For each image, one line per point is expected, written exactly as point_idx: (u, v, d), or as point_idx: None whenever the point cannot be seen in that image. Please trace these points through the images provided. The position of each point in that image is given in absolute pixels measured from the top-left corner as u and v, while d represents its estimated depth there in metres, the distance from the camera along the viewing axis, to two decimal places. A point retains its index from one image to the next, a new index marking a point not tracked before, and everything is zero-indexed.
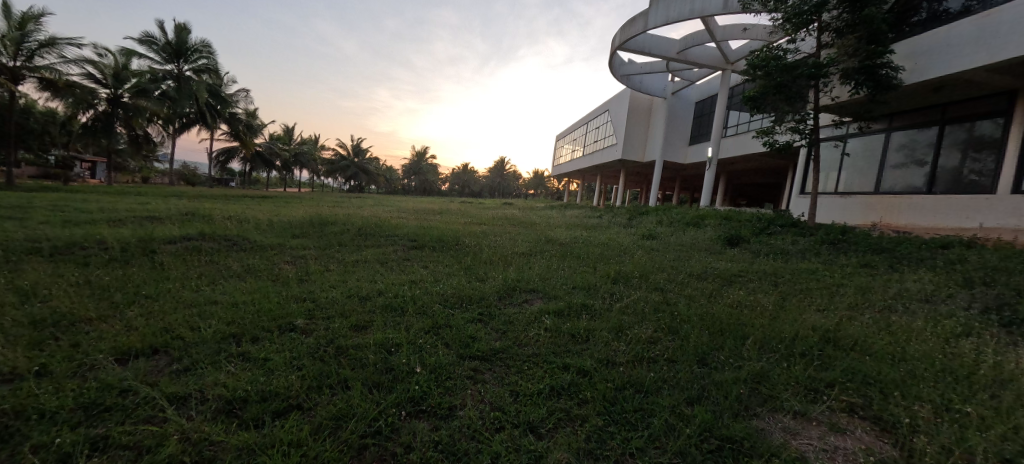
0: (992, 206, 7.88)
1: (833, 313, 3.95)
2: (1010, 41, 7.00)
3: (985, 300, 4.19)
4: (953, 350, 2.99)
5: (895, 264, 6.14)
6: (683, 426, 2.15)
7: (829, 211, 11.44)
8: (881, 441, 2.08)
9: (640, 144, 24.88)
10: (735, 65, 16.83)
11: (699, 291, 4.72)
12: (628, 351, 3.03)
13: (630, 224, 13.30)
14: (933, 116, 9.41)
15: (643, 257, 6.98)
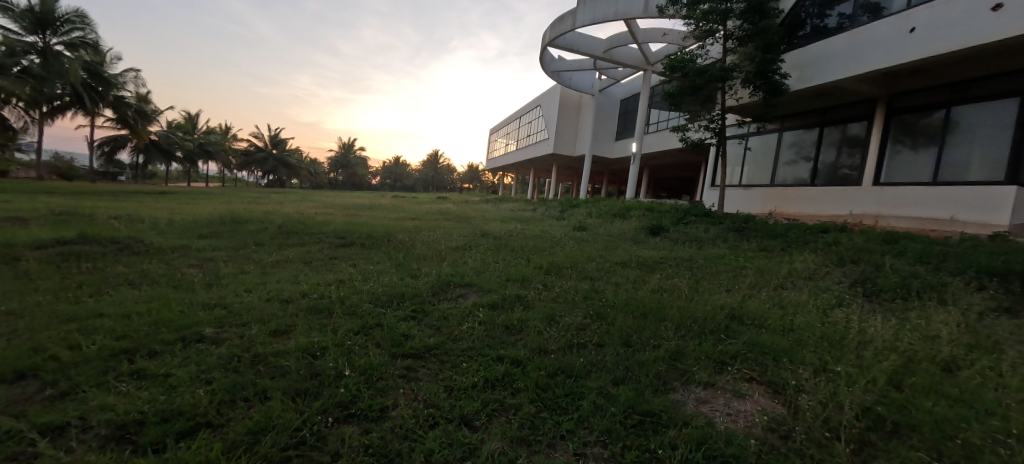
0: (860, 196, 9.27)
1: (737, 293, 4.41)
2: (873, 56, 8.25)
3: (853, 275, 4.94)
4: (829, 319, 3.50)
5: (786, 247, 7.00)
6: (609, 406, 2.27)
7: (734, 202, 12.72)
8: (774, 402, 2.37)
9: (570, 139, 25.71)
10: (655, 66, 17.91)
11: (624, 278, 5.01)
12: (560, 338, 3.15)
13: (562, 216, 13.74)
14: (816, 118, 10.80)
15: (575, 248, 7.25)
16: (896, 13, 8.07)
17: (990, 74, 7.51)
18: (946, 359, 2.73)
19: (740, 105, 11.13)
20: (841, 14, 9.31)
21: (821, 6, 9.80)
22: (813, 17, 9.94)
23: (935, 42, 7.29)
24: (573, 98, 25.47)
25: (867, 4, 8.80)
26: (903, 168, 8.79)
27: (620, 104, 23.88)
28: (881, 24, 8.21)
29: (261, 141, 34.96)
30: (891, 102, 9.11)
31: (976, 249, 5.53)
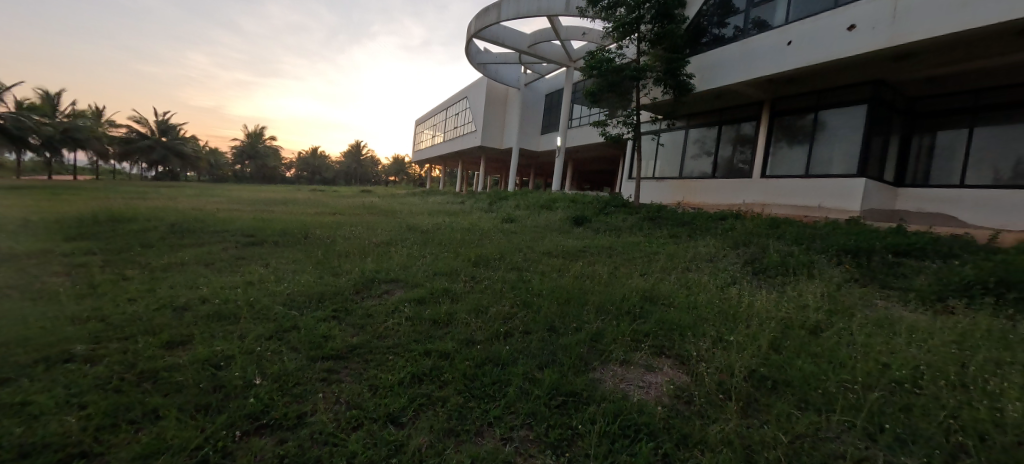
0: (751, 187, 10.54)
1: (651, 276, 4.79)
2: (761, 64, 9.35)
3: (746, 257, 5.60)
4: (726, 296, 3.94)
5: (692, 233, 7.73)
6: (534, 389, 2.36)
7: (649, 193, 13.73)
8: (680, 373, 2.62)
9: (497, 132, 25.83)
10: (577, 63, 18.59)
11: (551, 267, 5.19)
12: (488, 329, 3.19)
13: (490, 209, 13.80)
14: (715, 118, 11.98)
15: (503, 239, 7.34)
16: (778, 27, 9.22)
17: (846, 84, 8.90)
18: (813, 323, 3.22)
19: (652, 103, 11.99)
20: (735, 26, 10.34)
21: (719, 16, 10.79)
22: (712, 27, 10.93)
23: (807, 55, 8.48)
24: (500, 91, 25.59)
25: (755, 19, 9.88)
26: (784, 163, 10.11)
27: (545, 98, 24.48)
28: (766, 36, 9.33)
29: (145, 127, 30.40)
30: (774, 105, 10.40)
31: (838, 231, 6.54)
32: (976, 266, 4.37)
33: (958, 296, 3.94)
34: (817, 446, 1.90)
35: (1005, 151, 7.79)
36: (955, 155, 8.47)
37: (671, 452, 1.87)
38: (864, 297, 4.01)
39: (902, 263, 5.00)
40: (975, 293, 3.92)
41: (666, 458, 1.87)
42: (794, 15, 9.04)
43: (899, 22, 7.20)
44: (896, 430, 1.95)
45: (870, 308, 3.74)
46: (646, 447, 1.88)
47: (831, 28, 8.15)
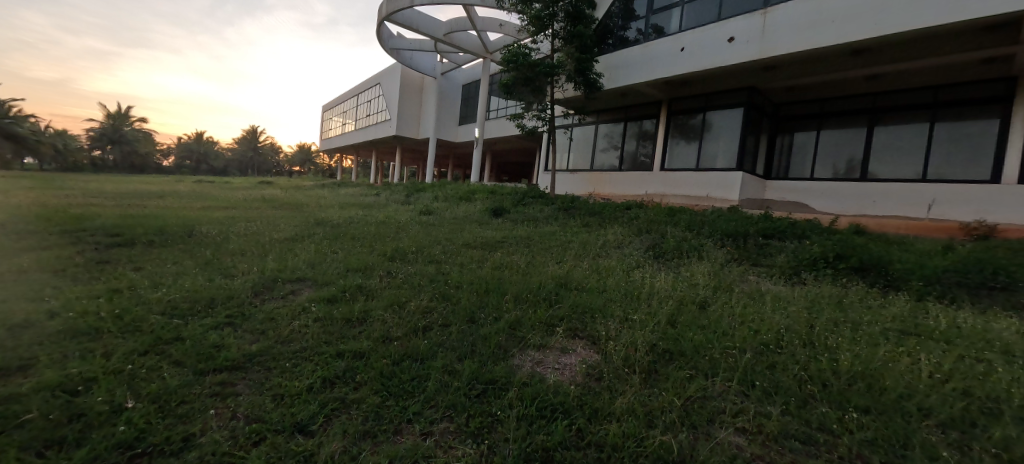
0: (652, 179, 11.57)
1: (565, 263, 5.03)
2: (660, 66, 10.21)
3: (648, 243, 6.14)
4: (631, 279, 4.29)
5: (602, 222, 8.24)
6: (454, 381, 2.36)
7: (563, 184, 14.33)
8: (591, 353, 2.81)
9: (413, 121, 24.95)
10: (493, 55, 18.63)
11: (470, 259, 5.18)
12: (406, 324, 3.11)
13: (407, 201, 13.35)
14: (621, 114, 12.87)
15: (421, 232, 7.15)
16: (673, 34, 10.15)
17: (728, 88, 10.13)
18: (701, 299, 3.65)
19: (564, 99, 12.50)
20: (637, 29, 11.14)
21: (623, 19, 11.54)
22: (618, 29, 11.66)
23: (697, 61, 9.48)
24: (415, 79, 24.72)
25: (654, 24, 10.74)
26: (679, 157, 11.19)
27: (461, 89, 24.23)
28: (663, 41, 10.22)
29: None
30: (670, 104, 11.46)
31: (723, 218, 7.44)
32: (822, 244, 5.28)
33: (809, 270, 4.74)
34: (704, 405, 2.16)
35: (843, 150, 9.62)
36: (809, 154, 10.28)
37: (584, 426, 1.98)
38: (741, 274, 4.64)
39: (770, 244, 5.86)
40: (821, 266, 4.74)
41: (579, 432, 1.98)
42: (686, 24, 10.01)
43: (768, 38, 8.38)
44: (763, 384, 2.30)
45: (745, 283, 4.35)
46: (561, 424, 1.97)
47: (716, 39, 9.20)
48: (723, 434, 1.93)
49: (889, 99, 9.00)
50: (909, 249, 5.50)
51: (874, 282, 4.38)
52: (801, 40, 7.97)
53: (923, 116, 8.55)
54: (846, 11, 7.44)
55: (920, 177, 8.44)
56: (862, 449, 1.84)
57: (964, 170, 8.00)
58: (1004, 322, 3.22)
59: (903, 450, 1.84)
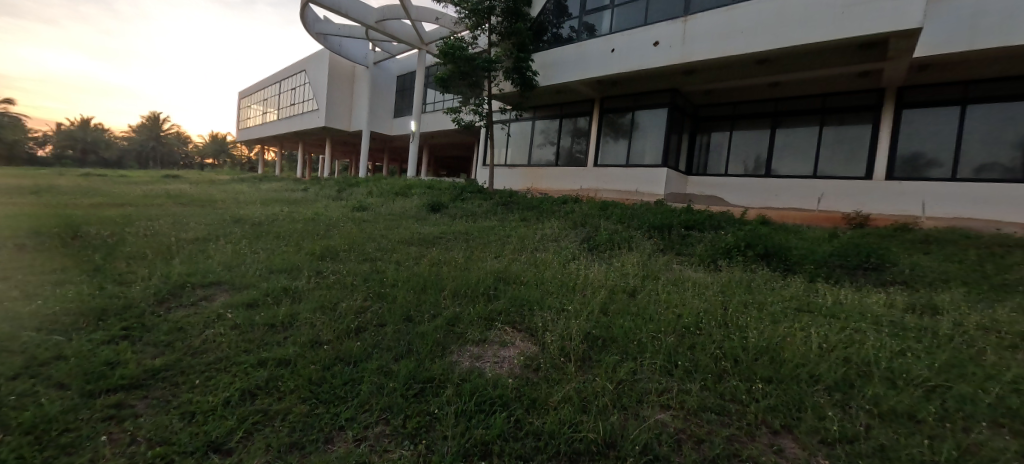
0: (586, 175, 12.01)
1: (503, 258, 5.07)
2: (593, 66, 10.57)
3: (583, 236, 6.38)
4: (567, 271, 4.42)
5: (540, 216, 8.41)
6: (390, 382, 2.28)
7: (501, 179, 14.38)
8: (529, 345, 2.86)
9: (344, 112, 23.63)
10: (429, 46, 18.15)
11: (407, 256, 5.03)
12: (337, 326, 2.94)
13: (338, 197, 12.64)
14: (556, 111, 13.18)
15: (354, 229, 6.80)
16: (604, 35, 10.56)
17: (654, 89, 10.77)
18: (631, 288, 3.86)
19: (501, 94, 12.53)
20: (571, 28, 11.43)
21: (557, 18, 11.78)
22: (552, 27, 11.88)
23: (627, 62, 9.96)
24: (345, 68, 23.40)
25: (586, 25, 11.09)
26: (610, 153, 11.69)
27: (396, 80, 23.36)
28: (595, 41, 10.60)
29: None
30: (603, 103, 11.94)
31: (651, 211, 7.91)
32: (735, 234, 5.82)
33: (725, 257, 5.20)
34: (634, 387, 2.29)
35: (751, 149, 10.66)
36: (723, 152, 11.18)
37: (522, 417, 2.01)
38: (666, 264, 4.98)
39: (692, 235, 6.35)
40: (734, 254, 5.23)
41: (518, 423, 2.01)
42: (616, 26, 10.47)
43: (689, 44, 9.03)
44: (684, 364, 2.49)
45: (670, 271, 4.67)
46: (500, 417, 1.99)
47: (643, 42, 9.72)
48: (650, 413, 2.06)
49: (788, 104, 10.13)
50: (805, 237, 6.24)
51: (777, 267, 4.91)
52: (716, 48, 8.69)
53: (814, 120, 9.77)
54: (753, 24, 8.23)
55: (813, 174, 9.65)
56: (767, 416, 2.06)
57: (846, 168, 9.27)
58: (874, 297, 3.78)
59: (799, 412, 2.08)
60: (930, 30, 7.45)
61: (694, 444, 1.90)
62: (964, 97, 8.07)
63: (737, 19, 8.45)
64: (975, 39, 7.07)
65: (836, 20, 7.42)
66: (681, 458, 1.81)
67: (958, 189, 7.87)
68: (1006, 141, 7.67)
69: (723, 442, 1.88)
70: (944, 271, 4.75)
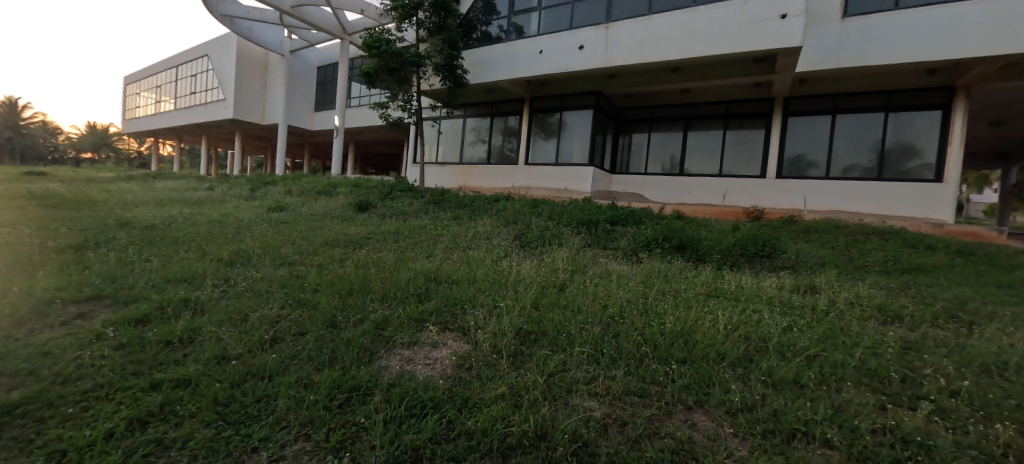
0: (518, 173, 12.20)
1: (435, 257, 4.97)
2: (522, 66, 10.73)
3: (515, 233, 6.47)
4: (499, 268, 4.45)
5: (473, 214, 8.36)
6: (310, 394, 2.12)
7: (433, 177, 14.08)
8: (462, 344, 2.83)
9: (256, 104, 21.64)
10: (352, 37, 17.22)
11: (331, 258, 4.74)
12: (249, 338, 2.68)
13: (250, 196, 11.54)
14: (487, 109, 13.19)
15: (270, 231, 6.25)
16: (532, 36, 10.76)
17: (580, 91, 11.20)
18: (561, 282, 3.99)
19: (430, 91, 12.26)
20: (500, 27, 11.49)
21: (486, 16, 11.77)
22: (482, 24, 11.85)
23: (554, 64, 10.26)
24: (257, 55, 21.41)
25: (515, 25, 11.21)
26: (540, 152, 11.96)
27: (316, 71, 21.86)
28: (523, 42, 10.77)
29: None
30: (532, 103, 12.17)
31: (579, 208, 8.24)
32: (654, 228, 6.26)
33: (646, 250, 5.57)
34: (564, 377, 2.36)
35: (667, 149, 11.51)
36: (643, 151, 11.94)
37: (454, 418, 1.98)
38: (594, 258, 5.22)
39: (616, 230, 6.72)
40: (654, 247, 5.62)
41: (450, 424, 1.98)
42: (544, 28, 10.72)
43: (611, 49, 9.53)
44: (609, 352, 2.62)
45: (597, 264, 4.91)
46: (432, 420, 1.94)
47: (569, 45, 10.08)
48: (579, 401, 2.14)
49: (697, 109, 11.08)
50: (713, 230, 6.90)
51: (690, 257, 5.37)
52: (635, 55, 9.27)
53: (719, 123, 10.79)
54: (667, 34, 8.90)
55: (718, 173, 10.70)
56: (682, 394, 2.24)
57: (747, 168, 10.39)
58: (768, 281, 4.28)
59: (709, 388, 2.29)
60: (808, 49, 8.60)
61: (619, 427, 2.01)
62: (834, 107, 9.45)
63: (652, 28, 9.07)
64: (842, 58, 8.34)
65: (735, 35, 8.26)
66: (607, 441, 1.90)
67: (830, 186, 9.29)
68: (865, 145, 9.13)
69: (645, 422, 2.01)
70: (821, 257, 5.53)
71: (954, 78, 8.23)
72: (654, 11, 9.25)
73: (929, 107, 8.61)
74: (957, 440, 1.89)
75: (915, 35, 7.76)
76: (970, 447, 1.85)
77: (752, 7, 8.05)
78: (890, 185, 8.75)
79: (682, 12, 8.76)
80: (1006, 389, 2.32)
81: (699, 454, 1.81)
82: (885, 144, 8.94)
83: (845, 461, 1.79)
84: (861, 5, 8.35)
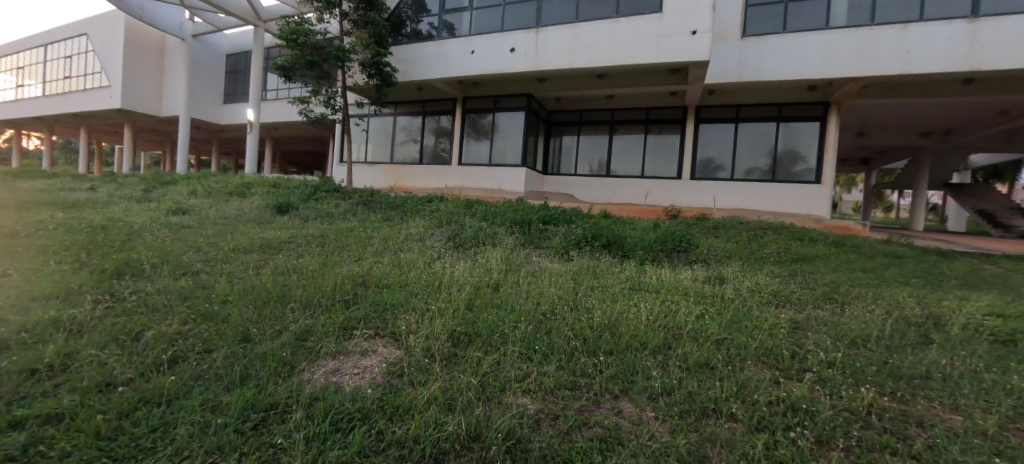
0: (451, 173, 12.09)
1: (363, 261, 4.75)
2: (454, 66, 10.63)
3: (449, 233, 6.40)
4: (432, 270, 4.37)
5: (404, 216, 8.11)
6: (218, 417, 1.91)
7: (362, 177, 13.42)
8: (392, 350, 2.73)
9: (151, 93, 19.14)
10: (267, 24, 15.86)
11: (245, 266, 4.33)
12: (142, 360, 2.36)
13: (144, 197, 10.16)
14: (418, 108, 12.87)
15: (169, 237, 5.56)
16: (463, 36, 10.69)
17: (512, 92, 11.36)
18: (494, 282, 4.01)
19: (357, 87, 11.70)
20: (430, 24, 11.23)
21: (415, 12, 11.46)
22: (411, 20, 11.50)
23: (486, 65, 10.30)
24: (152, 38, 18.93)
25: (446, 23, 11.06)
26: (474, 153, 11.93)
27: (224, 59, 19.84)
28: (455, 41, 10.67)
29: None
30: (464, 103, 12.10)
31: (512, 208, 8.35)
32: (583, 227, 6.53)
33: (576, 248, 5.79)
34: (498, 376, 2.37)
35: (594, 152, 12.05)
36: (572, 153, 12.38)
37: (384, 427, 1.90)
38: (527, 256, 5.33)
39: (548, 229, 6.90)
40: (584, 245, 5.86)
41: (379, 435, 1.89)
42: (475, 29, 10.70)
43: (541, 54, 9.78)
44: (542, 349, 2.68)
45: (530, 263, 5.02)
46: (359, 432, 1.84)
47: (500, 47, 10.17)
48: (512, 399, 2.16)
49: (621, 114, 11.75)
50: (636, 227, 7.36)
51: (616, 254, 5.69)
52: (564, 60, 9.60)
53: (640, 128, 11.52)
54: (592, 41, 9.34)
55: (640, 174, 11.43)
56: (609, 384, 2.36)
57: (665, 170, 11.22)
58: (684, 273, 4.66)
59: (633, 376, 2.44)
60: (715, 63, 9.51)
61: (552, 420, 2.06)
62: (737, 116, 10.54)
63: (579, 36, 9.46)
64: (742, 72, 9.34)
65: (652, 46, 8.87)
66: (540, 436, 1.94)
67: (734, 187, 10.39)
68: (762, 151, 10.30)
69: (575, 414, 2.08)
70: (727, 250, 6.15)
71: (829, 94, 9.58)
72: (581, 18, 9.64)
73: (811, 119, 9.96)
74: (834, 404, 2.19)
75: (799, 56, 8.92)
76: (844, 409, 2.16)
77: (667, 22, 8.72)
78: (781, 186, 9.99)
79: (606, 22, 9.24)
80: (869, 358, 2.74)
81: (624, 439, 1.90)
82: (778, 150, 10.16)
83: (747, 431, 1.99)
84: (757, 26, 9.41)
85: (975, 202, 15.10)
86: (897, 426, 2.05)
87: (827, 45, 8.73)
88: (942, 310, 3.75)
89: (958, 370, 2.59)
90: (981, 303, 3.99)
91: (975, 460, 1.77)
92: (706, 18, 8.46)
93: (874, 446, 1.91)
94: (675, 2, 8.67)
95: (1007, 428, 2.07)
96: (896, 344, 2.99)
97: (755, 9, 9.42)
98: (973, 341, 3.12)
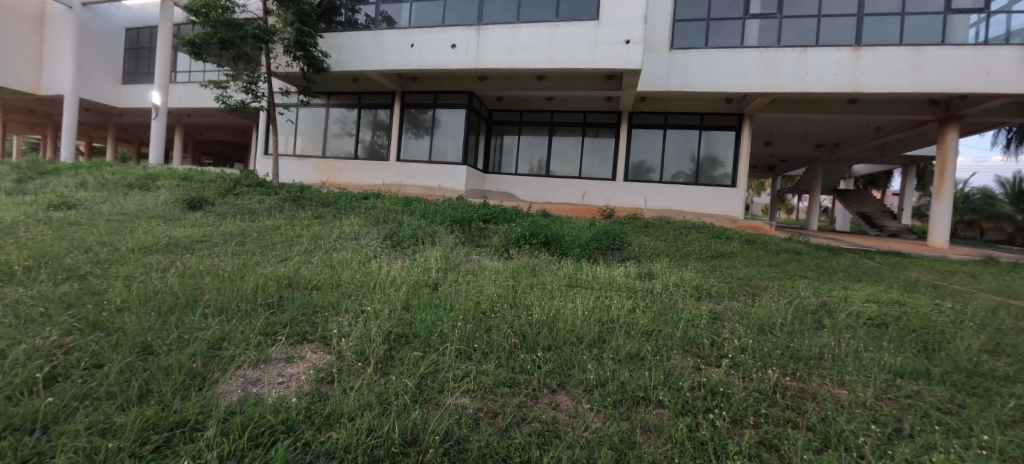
0: (387, 170, 11.69)
1: (290, 261, 4.43)
2: (392, 57, 10.25)
3: (385, 232, 6.16)
4: (367, 269, 4.19)
5: (337, 213, 7.68)
6: (108, 442, 1.66)
7: (289, 171, 12.47)
8: (322, 355, 2.57)
9: (26, 68, 16.31)
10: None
11: (146, 268, 3.84)
12: (9, 380, 1.99)
13: (16, 189, 8.67)
14: (353, 100, 12.24)
15: (51, 235, 4.80)
16: (402, 28, 10.34)
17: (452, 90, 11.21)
18: (433, 281, 3.92)
19: (282, 73, 10.88)
20: (367, 14, 10.69)
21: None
22: (346, 8, 10.88)
23: (426, 60, 10.05)
24: (29, 3, 15.96)
25: (383, 14, 10.60)
26: (413, 150, 11.61)
27: (124, 34, 17.65)
28: (393, 33, 10.29)
29: None
30: (403, 97, 11.74)
31: (452, 206, 8.20)
32: (523, 226, 6.60)
33: (516, 246, 5.84)
34: (435, 378, 2.32)
35: (534, 151, 12.25)
36: (512, 152, 12.48)
37: (311, 439, 1.77)
38: (466, 255, 5.27)
39: (488, 228, 6.88)
40: (523, 243, 5.93)
41: (305, 447, 1.76)
42: (415, 22, 10.40)
43: (482, 52, 9.75)
44: (479, 348, 2.66)
45: (469, 262, 4.99)
46: (282, 447, 1.69)
47: (440, 42, 9.98)
48: (450, 400, 2.12)
49: (560, 116, 12.05)
50: (573, 226, 7.59)
51: (554, 252, 5.81)
52: (504, 59, 9.65)
53: (578, 130, 11.92)
54: (532, 42, 9.49)
55: (578, 175, 11.83)
56: (547, 379, 2.41)
57: (601, 170, 11.72)
58: (618, 270, 4.89)
59: (570, 370, 2.51)
60: (646, 71, 10.07)
61: (491, 419, 2.06)
62: (664, 123, 11.29)
63: (520, 36, 9.55)
64: (670, 81, 9.99)
65: (589, 51, 9.17)
66: (478, 435, 1.92)
67: (662, 189, 11.14)
68: (686, 156, 11.14)
69: (513, 411, 2.09)
70: (656, 248, 6.54)
71: (742, 107, 10.57)
72: (521, 19, 9.74)
73: (728, 128, 10.92)
74: (745, 386, 2.41)
75: (719, 70, 9.72)
76: (755, 390, 2.38)
77: (603, 29, 9.07)
78: (702, 189, 10.89)
79: (546, 25, 9.42)
80: (775, 343, 3.06)
81: (561, 432, 1.94)
82: (699, 156, 11.04)
83: (673, 416, 2.12)
84: (683, 40, 10.11)
85: (857, 206, 17.45)
86: (797, 402, 2.30)
87: (742, 61, 9.60)
88: (832, 299, 4.30)
89: (844, 351, 2.98)
90: (861, 293, 4.62)
91: (856, 428, 2.04)
92: (638, 28, 8.91)
93: (778, 421, 2.12)
94: (611, 11, 9.04)
95: (882, 398, 2.41)
96: (796, 330, 3.35)
97: (682, 23, 10.12)
98: (855, 325, 3.62)
